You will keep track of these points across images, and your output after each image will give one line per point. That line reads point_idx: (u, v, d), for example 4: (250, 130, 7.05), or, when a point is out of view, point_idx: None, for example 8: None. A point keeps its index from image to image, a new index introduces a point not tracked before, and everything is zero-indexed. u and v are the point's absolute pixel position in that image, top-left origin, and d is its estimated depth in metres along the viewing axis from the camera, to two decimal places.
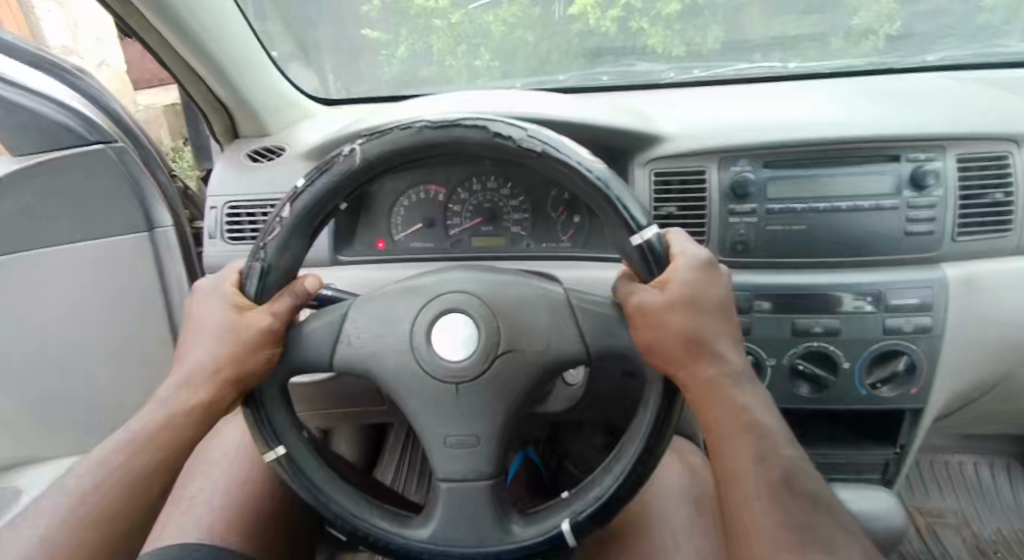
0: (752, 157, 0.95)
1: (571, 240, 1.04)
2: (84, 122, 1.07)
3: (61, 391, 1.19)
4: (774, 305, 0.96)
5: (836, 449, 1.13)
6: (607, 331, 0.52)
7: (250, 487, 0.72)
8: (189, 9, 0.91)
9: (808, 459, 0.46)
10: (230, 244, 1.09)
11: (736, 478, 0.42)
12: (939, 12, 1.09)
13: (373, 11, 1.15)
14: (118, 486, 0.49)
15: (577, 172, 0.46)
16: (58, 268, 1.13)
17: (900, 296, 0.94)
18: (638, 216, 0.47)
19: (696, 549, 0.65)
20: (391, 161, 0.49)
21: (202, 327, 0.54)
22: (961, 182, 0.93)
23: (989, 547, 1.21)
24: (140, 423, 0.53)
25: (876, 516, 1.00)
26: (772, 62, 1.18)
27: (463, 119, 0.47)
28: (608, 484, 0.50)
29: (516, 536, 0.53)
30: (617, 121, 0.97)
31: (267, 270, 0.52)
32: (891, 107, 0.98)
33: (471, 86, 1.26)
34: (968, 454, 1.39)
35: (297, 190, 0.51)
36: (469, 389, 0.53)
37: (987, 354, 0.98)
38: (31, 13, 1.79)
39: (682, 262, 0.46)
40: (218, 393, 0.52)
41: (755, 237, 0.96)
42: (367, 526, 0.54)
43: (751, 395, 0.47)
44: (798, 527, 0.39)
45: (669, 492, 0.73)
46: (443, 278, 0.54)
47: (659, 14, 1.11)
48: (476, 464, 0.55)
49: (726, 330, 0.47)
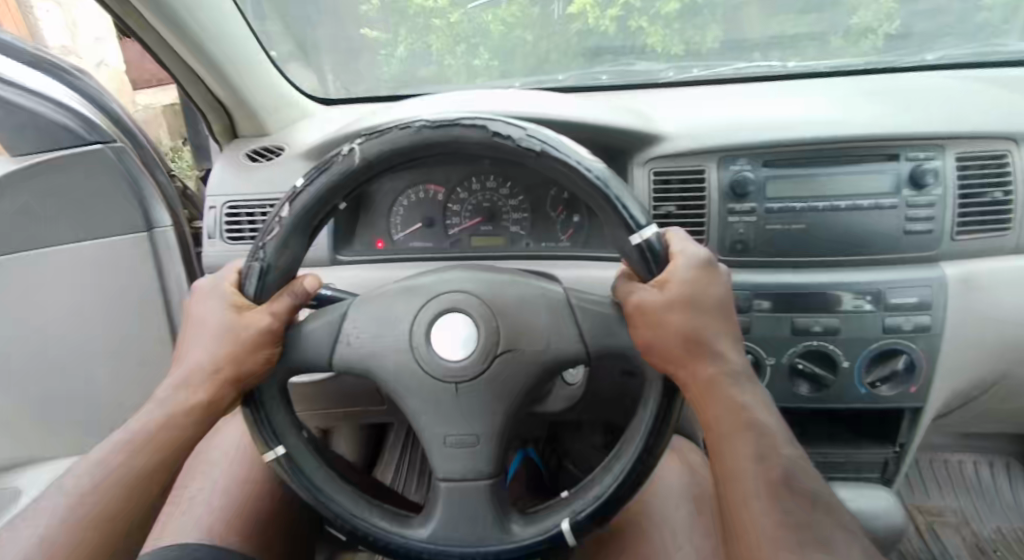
0: (752, 156, 0.95)
1: (570, 240, 1.04)
2: (83, 122, 1.07)
3: (61, 391, 1.19)
4: (774, 304, 0.96)
5: (836, 448, 1.13)
6: (607, 330, 0.52)
7: (250, 487, 0.72)
8: (188, 8, 0.91)
9: (807, 458, 0.46)
10: (230, 244, 1.09)
11: (736, 477, 0.42)
12: (939, 10, 1.09)
13: (373, 11, 1.15)
14: (117, 486, 0.49)
15: (577, 172, 0.46)
16: (58, 268, 1.13)
17: (900, 295, 0.94)
18: (638, 215, 0.47)
19: (696, 548, 0.65)
20: (390, 161, 0.49)
21: (201, 327, 0.54)
22: (961, 181, 0.93)
23: (989, 546, 1.21)
24: (140, 423, 0.53)
25: (875, 515, 1.00)
26: (772, 61, 1.18)
27: (463, 118, 0.47)
28: (607, 484, 0.50)
29: (515, 536, 0.53)
30: (617, 121, 0.97)
31: (266, 269, 0.52)
32: (890, 106, 0.98)
33: (470, 85, 1.26)
34: (968, 453, 1.39)
35: (296, 190, 0.51)
36: (469, 389, 0.53)
37: (987, 353, 0.98)
38: (31, 12, 1.79)
39: (682, 261, 0.46)
40: (217, 393, 0.52)
41: (754, 236, 0.96)
42: (367, 526, 0.54)
43: (750, 394, 0.47)
44: (797, 527, 0.39)
45: (669, 491, 0.73)
46: (443, 278, 0.54)
47: (659, 13, 1.11)
48: (476, 463, 0.55)
49: (726, 329, 0.47)
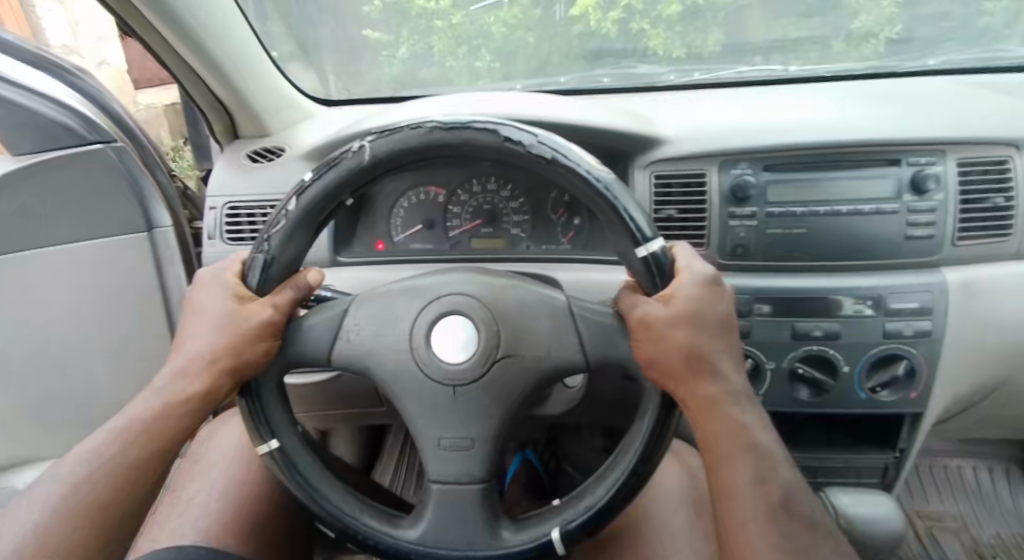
0: (752, 160, 0.95)
1: (570, 242, 1.03)
2: (84, 122, 1.06)
3: (61, 391, 1.19)
4: (774, 308, 0.96)
5: (834, 453, 1.12)
6: (607, 341, 0.51)
7: (249, 488, 0.71)
8: (188, 7, 0.91)
9: (804, 478, 0.47)
10: (229, 245, 1.08)
11: (734, 497, 0.43)
12: (940, 15, 1.10)
13: (374, 11, 1.17)
14: (112, 476, 0.50)
15: (584, 179, 0.46)
16: (56, 268, 1.13)
17: (901, 300, 0.93)
18: (644, 228, 0.47)
19: (694, 552, 0.65)
20: (400, 160, 0.49)
21: (201, 317, 0.55)
22: (961, 186, 0.92)
23: (988, 552, 1.21)
24: (136, 411, 0.54)
25: (874, 520, 0.99)
26: (773, 65, 1.18)
27: (474, 121, 0.47)
28: (600, 495, 0.50)
29: (505, 541, 0.53)
30: (617, 123, 0.97)
31: (269, 262, 0.53)
32: (889, 111, 0.98)
33: (471, 87, 1.26)
34: (968, 458, 1.39)
35: (303, 184, 0.51)
36: (466, 392, 0.53)
37: (987, 359, 0.98)
38: (31, 13, 1.78)
39: (687, 278, 0.47)
40: (214, 383, 0.53)
41: (755, 240, 0.96)
42: (357, 525, 0.54)
43: (750, 414, 0.47)
44: (793, 551, 0.39)
45: (667, 495, 0.72)
46: (442, 280, 0.54)
47: (659, 15, 1.12)
48: (469, 467, 0.54)
49: (727, 347, 0.47)
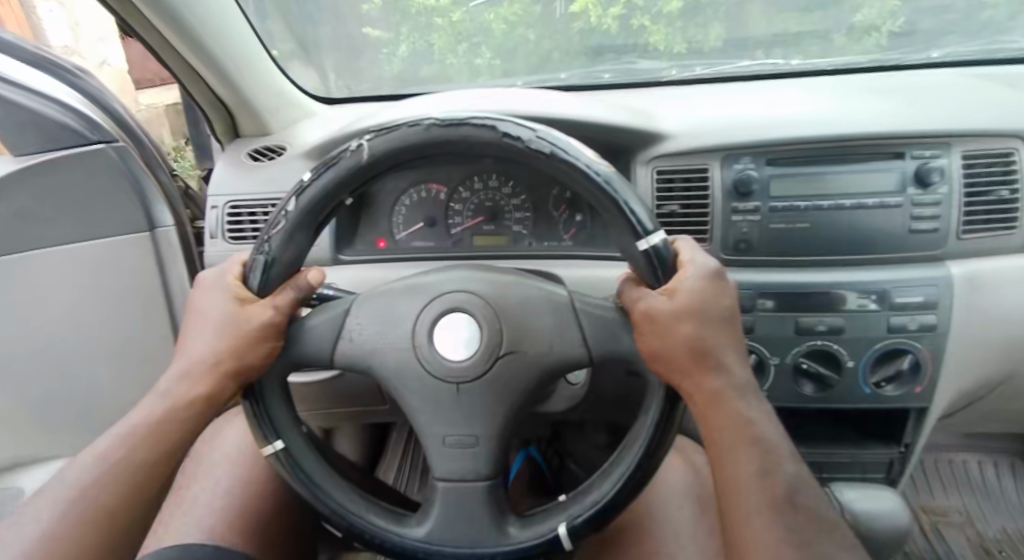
0: (754, 154, 0.94)
1: (572, 239, 1.03)
2: (84, 121, 1.05)
3: (63, 391, 1.20)
4: (777, 303, 0.95)
5: (840, 448, 1.12)
6: (609, 335, 0.51)
7: (254, 487, 0.71)
8: (187, 3, 0.90)
9: (810, 472, 0.46)
10: (231, 244, 1.08)
11: (737, 490, 0.42)
12: (943, 7, 1.09)
13: (375, 9, 1.17)
14: (119, 482, 0.52)
15: (584, 173, 0.46)
16: (58, 269, 1.13)
17: (906, 295, 0.93)
18: (644, 220, 0.47)
19: (699, 548, 0.64)
20: (398, 157, 0.49)
21: (203, 320, 0.55)
22: (966, 179, 0.92)
23: (994, 546, 1.21)
24: (141, 416, 0.55)
25: (880, 515, 0.99)
26: (775, 59, 1.17)
27: (472, 117, 0.47)
28: (606, 490, 0.50)
29: (511, 538, 0.52)
30: (616, 120, 0.96)
31: (270, 263, 0.53)
32: (893, 105, 0.97)
33: (472, 84, 1.26)
34: (972, 453, 1.39)
35: (302, 184, 0.51)
36: (469, 389, 0.53)
37: (992, 353, 0.98)
38: (32, 14, 1.78)
39: (691, 270, 0.47)
40: (217, 385, 0.53)
41: (758, 235, 0.95)
42: (363, 523, 0.53)
43: (756, 409, 0.46)
44: (798, 544, 0.39)
45: (671, 491, 0.72)
46: (445, 277, 0.54)
47: (660, 11, 1.11)
48: (475, 464, 0.54)
49: (731, 341, 0.47)
